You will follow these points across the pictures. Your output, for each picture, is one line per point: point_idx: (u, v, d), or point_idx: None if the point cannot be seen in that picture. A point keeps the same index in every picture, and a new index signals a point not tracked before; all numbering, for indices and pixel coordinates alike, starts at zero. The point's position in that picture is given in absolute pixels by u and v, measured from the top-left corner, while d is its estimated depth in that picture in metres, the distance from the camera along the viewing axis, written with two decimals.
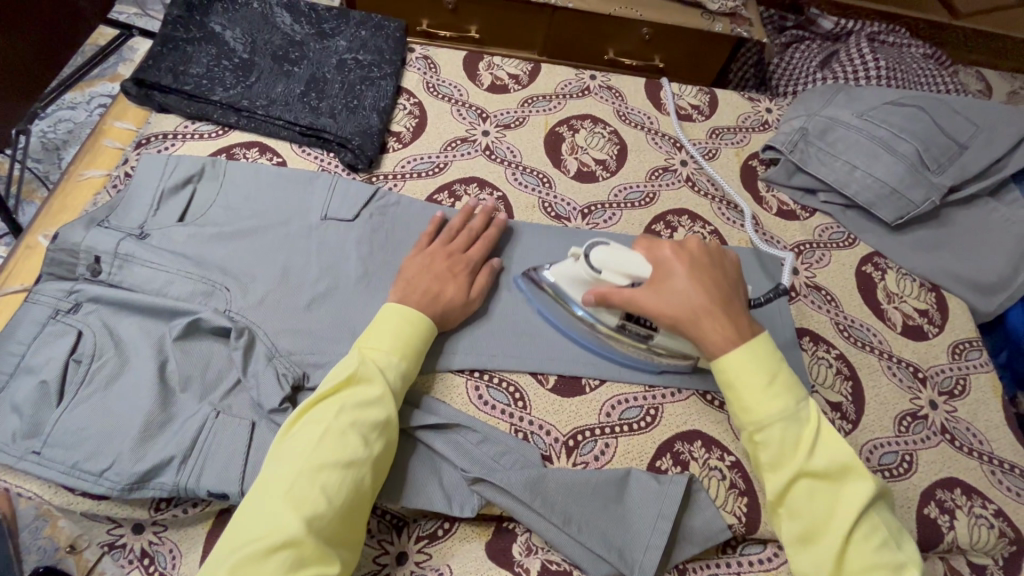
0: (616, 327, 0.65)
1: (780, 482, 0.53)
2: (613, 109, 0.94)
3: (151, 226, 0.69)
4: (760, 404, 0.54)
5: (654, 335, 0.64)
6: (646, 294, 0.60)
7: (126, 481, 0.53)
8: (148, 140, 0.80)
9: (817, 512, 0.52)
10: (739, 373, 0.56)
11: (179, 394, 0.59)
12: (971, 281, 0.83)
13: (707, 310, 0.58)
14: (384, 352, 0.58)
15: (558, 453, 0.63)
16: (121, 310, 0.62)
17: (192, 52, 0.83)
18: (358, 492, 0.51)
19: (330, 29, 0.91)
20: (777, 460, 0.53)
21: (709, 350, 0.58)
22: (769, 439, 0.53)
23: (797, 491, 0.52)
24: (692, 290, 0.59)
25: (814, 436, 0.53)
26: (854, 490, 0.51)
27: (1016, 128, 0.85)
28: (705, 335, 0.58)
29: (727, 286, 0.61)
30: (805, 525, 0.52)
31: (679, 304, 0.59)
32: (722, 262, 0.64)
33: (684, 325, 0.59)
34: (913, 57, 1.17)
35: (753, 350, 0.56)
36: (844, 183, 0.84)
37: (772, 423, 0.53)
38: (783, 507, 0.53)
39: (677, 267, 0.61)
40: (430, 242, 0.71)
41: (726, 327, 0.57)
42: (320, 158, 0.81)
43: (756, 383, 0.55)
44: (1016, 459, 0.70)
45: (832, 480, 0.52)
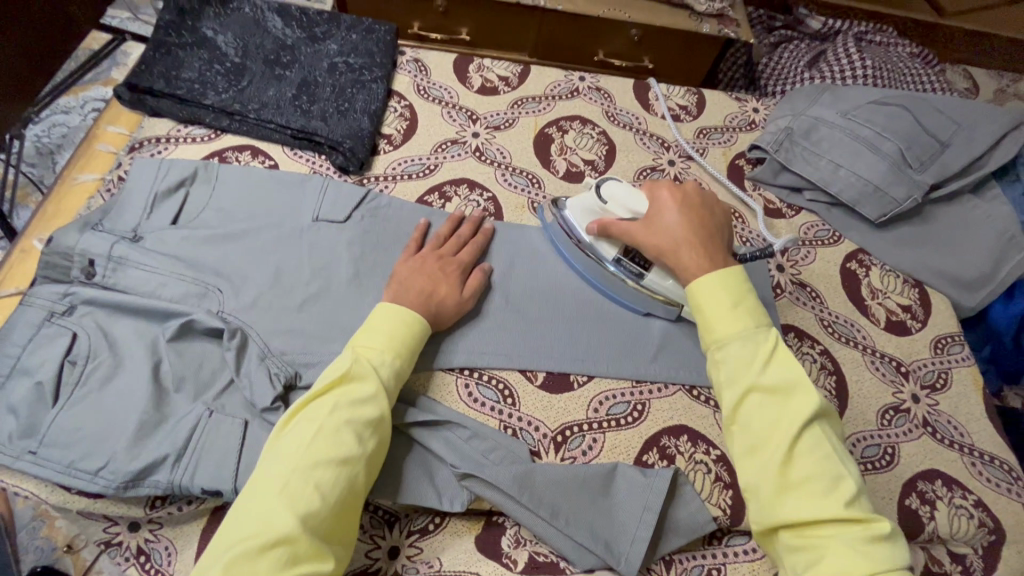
0: (613, 260, 0.71)
1: (733, 395, 0.53)
2: (602, 109, 0.95)
3: (145, 230, 0.70)
4: (721, 322, 0.56)
5: (646, 273, 0.69)
6: (638, 225, 0.67)
7: (122, 480, 0.54)
8: (141, 144, 0.81)
9: (764, 425, 0.51)
10: (706, 296, 0.58)
11: (173, 394, 0.60)
12: (955, 277, 0.85)
13: (688, 240, 0.63)
14: (378, 350, 0.59)
15: (546, 448, 0.64)
16: (115, 312, 0.63)
17: (184, 57, 0.84)
18: (351, 490, 0.52)
19: (321, 33, 0.92)
20: (733, 376, 0.54)
21: (683, 276, 0.62)
22: (727, 357, 0.55)
23: (748, 405, 0.52)
24: (678, 225, 0.64)
25: (770, 355, 0.54)
26: (802, 406, 0.51)
27: (996, 127, 0.87)
28: (681, 262, 0.62)
29: (714, 228, 0.65)
30: (752, 437, 0.52)
31: (664, 235, 0.64)
32: (716, 211, 0.68)
33: (666, 255, 0.64)
34: (899, 57, 1.19)
35: (725, 278, 0.59)
36: (828, 181, 0.85)
37: (731, 339, 0.55)
38: (735, 424, 0.53)
39: (669, 205, 0.66)
40: (417, 251, 0.72)
41: (702, 258, 0.61)
42: (312, 161, 0.82)
43: (719, 303, 0.57)
44: (996, 451, 0.71)
45: (783, 395, 0.52)
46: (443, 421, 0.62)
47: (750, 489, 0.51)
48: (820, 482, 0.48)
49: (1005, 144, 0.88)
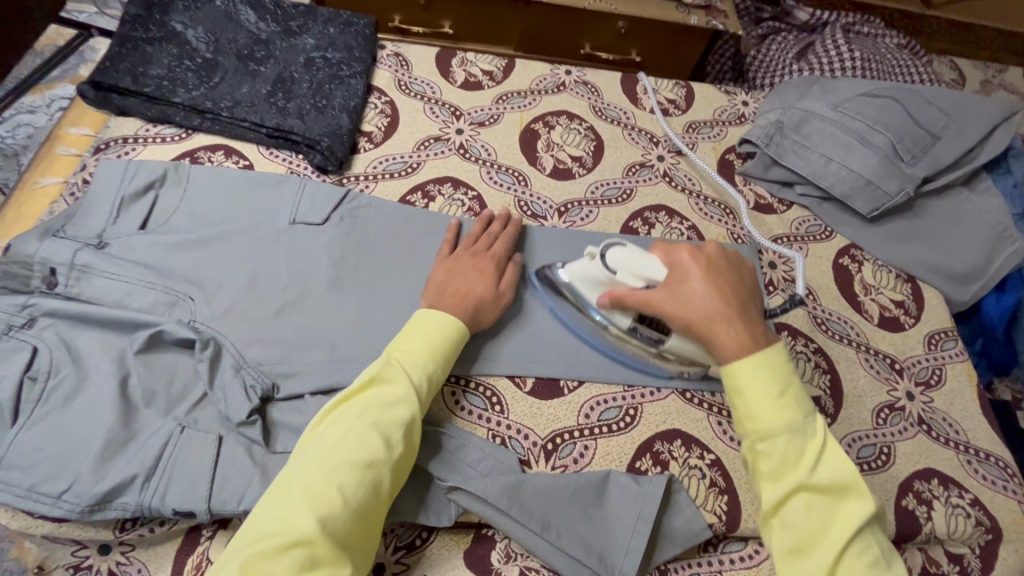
0: (628, 329, 0.63)
1: (777, 491, 0.50)
2: (589, 104, 0.93)
3: (111, 236, 0.66)
4: (767, 413, 0.51)
5: (666, 340, 0.62)
6: (661, 294, 0.58)
7: (88, 502, 0.51)
8: (107, 145, 0.77)
9: (810, 526, 0.49)
10: (750, 382, 0.53)
11: (142, 409, 0.57)
12: (947, 271, 0.83)
13: (723, 314, 0.55)
14: (412, 353, 0.58)
15: (536, 457, 0.62)
16: (78, 324, 0.60)
17: (152, 52, 0.80)
18: (375, 494, 0.50)
19: (297, 27, 0.88)
20: (778, 471, 0.51)
21: (719, 354, 0.55)
22: (771, 449, 0.51)
23: (794, 503, 0.50)
24: (708, 295, 0.56)
25: (819, 451, 0.51)
26: (853, 511, 0.49)
27: (985, 119, 0.86)
28: (717, 339, 0.55)
29: (744, 292, 0.58)
30: (796, 537, 0.49)
31: (695, 309, 0.56)
32: (745, 273, 0.61)
33: (697, 331, 0.56)
34: (887, 48, 1.18)
35: (767, 360, 0.53)
36: (820, 176, 0.84)
37: (778, 433, 0.51)
38: (775, 519, 0.51)
39: (694, 271, 0.58)
40: (451, 251, 0.71)
41: (740, 334, 0.54)
42: (289, 160, 0.79)
43: (766, 393, 0.52)
44: (991, 448, 0.70)
45: (833, 496, 0.50)
46: (433, 431, 0.60)
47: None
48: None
49: (995, 135, 0.87)
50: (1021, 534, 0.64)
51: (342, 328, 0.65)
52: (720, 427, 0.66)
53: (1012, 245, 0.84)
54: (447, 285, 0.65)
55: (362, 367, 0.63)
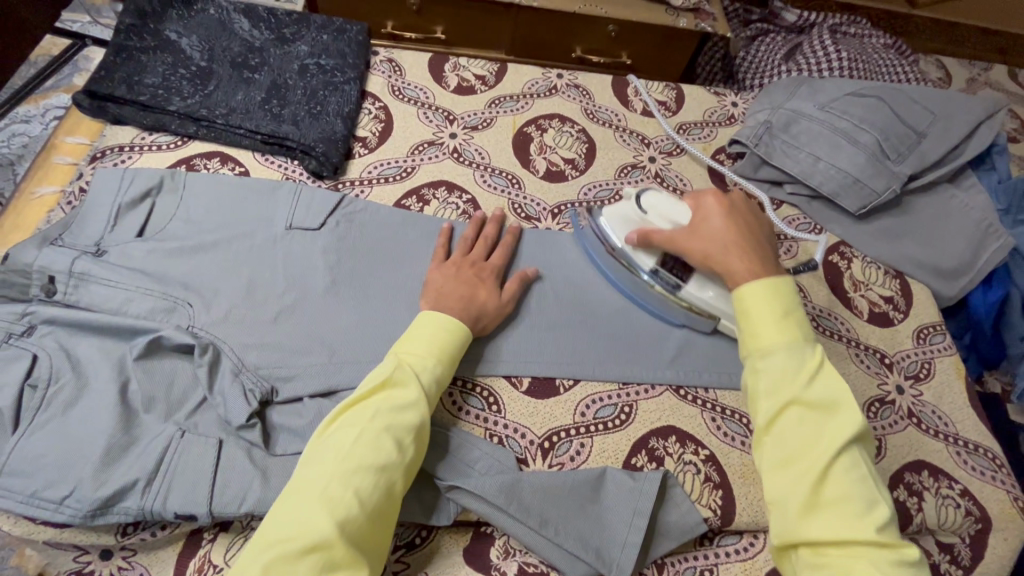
0: (650, 271, 0.71)
1: (771, 406, 0.52)
2: (581, 107, 0.94)
3: (109, 243, 0.67)
4: (768, 332, 0.54)
5: (683, 287, 0.70)
6: (683, 233, 0.66)
7: (89, 508, 0.51)
8: (103, 153, 0.78)
9: (801, 442, 0.50)
10: (754, 304, 0.56)
11: (143, 415, 0.57)
12: (935, 266, 0.85)
13: (737, 246, 0.62)
14: (420, 356, 0.59)
15: (534, 455, 0.63)
16: (78, 331, 0.60)
17: (147, 61, 0.81)
18: (388, 496, 0.51)
19: (291, 34, 0.89)
20: (773, 388, 0.52)
21: (732, 281, 0.60)
22: (770, 366, 0.53)
23: (788, 417, 0.51)
24: (725, 232, 0.64)
25: (816, 369, 0.52)
26: (845, 424, 0.50)
27: (969, 117, 0.88)
28: (729, 268, 0.61)
29: (760, 234, 0.65)
30: (787, 451, 0.50)
31: (712, 242, 0.64)
32: (762, 221, 0.67)
33: (714, 262, 0.63)
34: (874, 48, 1.19)
35: (773, 286, 0.57)
36: (808, 175, 0.85)
37: (777, 350, 0.53)
38: (767, 437, 0.52)
39: (716, 211, 0.66)
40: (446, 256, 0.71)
41: (752, 263, 0.60)
42: (284, 167, 0.80)
43: (769, 315, 0.55)
44: (980, 439, 0.72)
45: (826, 412, 0.51)
46: (433, 432, 0.61)
47: (777, 502, 0.49)
48: (854, 505, 0.47)
49: (979, 133, 0.89)
50: (1010, 523, 0.66)
51: (339, 332, 0.66)
52: (714, 423, 0.67)
53: (998, 239, 0.85)
54: (450, 288, 0.66)
55: (360, 370, 0.63)
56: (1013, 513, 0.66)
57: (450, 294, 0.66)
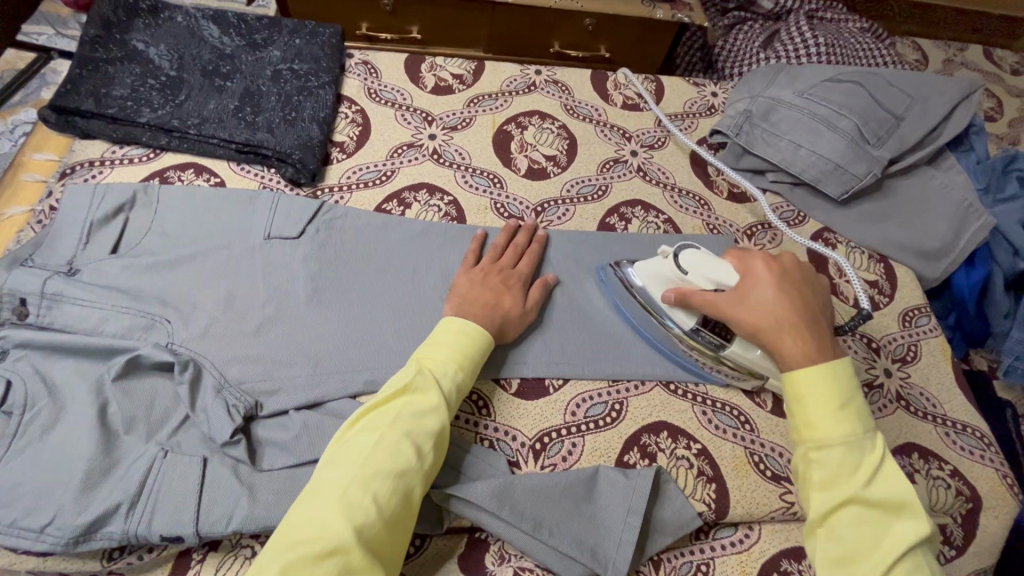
0: (690, 330, 0.65)
1: (827, 501, 0.51)
2: (561, 103, 0.93)
3: (82, 261, 0.65)
4: (826, 424, 0.53)
5: (728, 346, 0.64)
6: (729, 300, 0.61)
7: (71, 535, 0.50)
8: (73, 169, 0.76)
9: (859, 540, 0.49)
10: (812, 391, 0.54)
11: (124, 436, 0.56)
12: (919, 249, 0.85)
13: (791, 324, 0.58)
14: (442, 362, 0.58)
15: (525, 457, 0.62)
16: (54, 353, 0.59)
17: (114, 73, 0.79)
18: (407, 502, 0.51)
19: (262, 39, 0.87)
20: (830, 482, 0.51)
21: (783, 361, 0.57)
22: (826, 460, 0.52)
23: (845, 514, 0.50)
24: (777, 303, 0.59)
25: (876, 466, 0.51)
26: (907, 529, 0.49)
27: (946, 99, 0.89)
28: (782, 348, 0.57)
29: (814, 304, 0.61)
30: (846, 547, 0.49)
31: (764, 316, 0.59)
32: (816, 283, 0.63)
33: (764, 336, 0.59)
34: (850, 33, 1.20)
35: (831, 370, 0.55)
36: (790, 162, 0.85)
37: (836, 445, 0.52)
38: (821, 529, 0.51)
39: (765, 279, 0.61)
40: (474, 263, 0.71)
41: (807, 343, 0.57)
42: (261, 175, 0.78)
43: (828, 405, 0.53)
44: (968, 420, 0.72)
45: (886, 512, 0.50)
46: None
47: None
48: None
49: (955, 114, 0.89)
50: (1000, 502, 0.66)
51: (323, 342, 0.65)
52: (704, 416, 0.67)
53: (979, 219, 0.86)
54: (480, 294, 0.66)
55: (346, 379, 0.63)
56: (1003, 491, 0.67)
57: (482, 300, 0.65)
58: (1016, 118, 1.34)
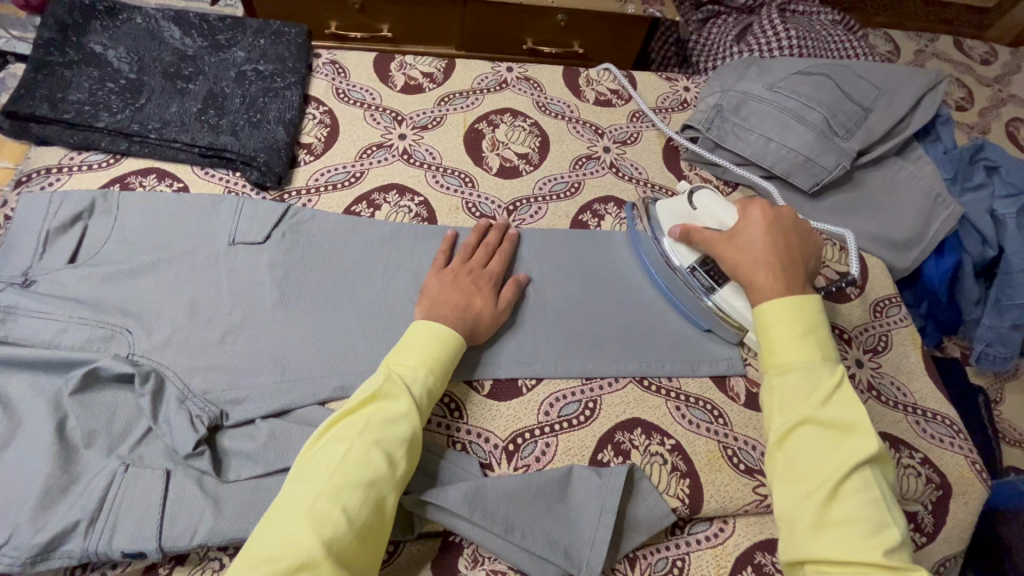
0: (687, 268, 0.71)
1: (785, 422, 0.53)
2: (533, 100, 0.92)
3: (38, 272, 0.63)
4: (788, 349, 0.55)
5: (717, 289, 0.69)
6: (721, 238, 0.66)
7: (27, 555, 0.48)
8: (29, 177, 0.74)
9: (813, 457, 0.51)
10: (777, 321, 0.57)
11: (83, 451, 0.55)
12: (890, 240, 0.86)
13: (768, 262, 0.61)
14: (411, 367, 0.57)
15: (498, 459, 0.62)
16: (8, 368, 0.57)
17: (71, 76, 0.77)
18: (378, 512, 0.50)
19: (226, 40, 0.85)
20: (787, 405, 0.53)
21: (755, 296, 0.60)
22: (785, 382, 0.54)
23: (801, 433, 0.52)
24: (762, 242, 0.63)
25: (832, 388, 0.53)
26: (859, 447, 0.50)
27: (914, 89, 0.89)
28: (755, 281, 0.61)
29: (802, 251, 0.63)
30: (799, 467, 0.51)
31: (747, 253, 0.63)
32: (811, 237, 0.66)
33: (741, 272, 0.63)
34: (822, 25, 1.20)
35: (797, 304, 0.57)
36: (761, 155, 0.85)
37: (795, 368, 0.54)
38: (780, 452, 0.53)
39: (759, 223, 0.64)
40: (446, 264, 0.70)
41: (777, 280, 0.60)
42: (225, 179, 0.77)
43: (790, 332, 0.56)
44: (938, 407, 0.73)
45: (840, 432, 0.51)
46: None
47: (786, 517, 0.50)
48: (863, 526, 0.47)
49: (923, 105, 0.90)
50: (969, 487, 0.67)
51: (290, 348, 0.64)
52: (678, 412, 0.67)
53: (946, 209, 0.87)
54: (452, 297, 0.65)
55: (315, 385, 0.62)
56: (972, 477, 0.68)
57: (452, 303, 0.64)
58: (986, 107, 1.36)
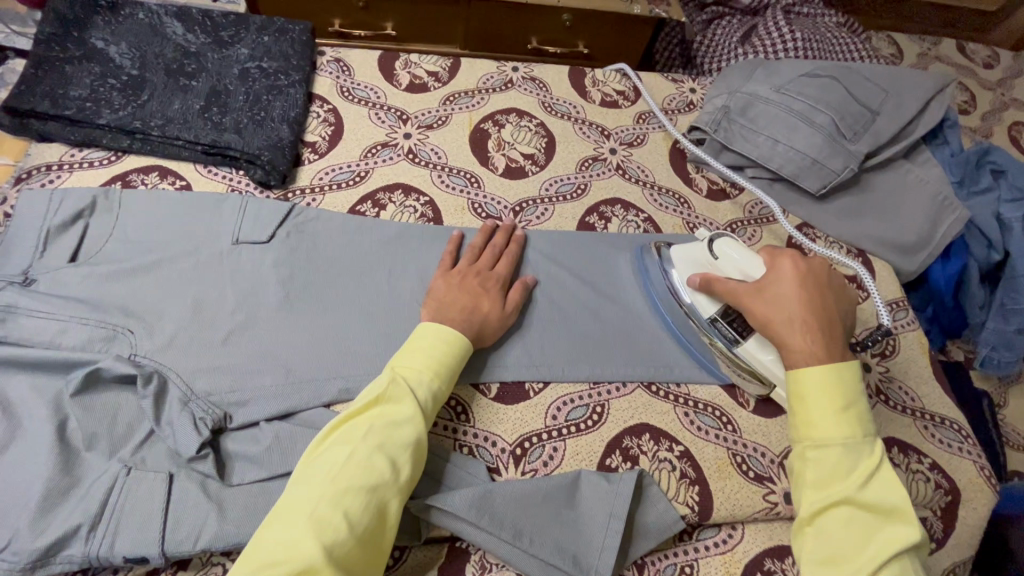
0: (708, 320, 0.68)
1: (819, 500, 0.51)
2: (538, 100, 0.92)
3: (38, 271, 0.62)
4: (827, 424, 0.53)
5: (742, 342, 0.65)
6: (748, 290, 0.62)
7: (27, 560, 0.48)
8: (29, 173, 0.73)
9: (846, 540, 0.49)
10: (816, 391, 0.55)
11: (84, 453, 0.54)
12: (897, 243, 0.85)
13: (804, 322, 0.58)
14: (417, 371, 0.57)
15: (506, 463, 0.61)
16: (8, 368, 0.56)
17: (72, 72, 0.76)
18: (381, 517, 0.49)
19: (229, 37, 0.84)
20: (823, 483, 0.52)
21: (790, 360, 0.57)
22: (822, 458, 0.53)
23: (835, 514, 0.51)
24: (794, 298, 0.59)
25: (871, 470, 0.52)
26: (897, 535, 0.49)
27: (921, 93, 0.89)
28: (790, 344, 0.57)
29: (834, 305, 0.60)
30: (830, 548, 0.50)
31: (779, 309, 0.59)
32: (841, 288, 0.62)
33: (773, 330, 0.59)
34: (827, 27, 1.20)
35: (837, 373, 0.55)
36: (769, 158, 0.85)
37: (833, 444, 0.53)
38: (811, 527, 0.51)
39: (789, 276, 0.60)
40: (452, 265, 0.69)
41: (813, 343, 0.57)
42: (229, 178, 0.76)
43: (830, 405, 0.54)
44: (946, 412, 0.72)
45: (876, 517, 0.50)
46: None
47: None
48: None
49: (930, 108, 0.90)
50: (978, 493, 0.67)
51: (295, 350, 0.63)
52: (686, 417, 0.67)
53: (955, 212, 0.87)
54: (459, 300, 0.64)
55: (320, 387, 0.61)
56: (980, 483, 0.67)
57: (459, 306, 0.64)
58: (989, 111, 1.36)
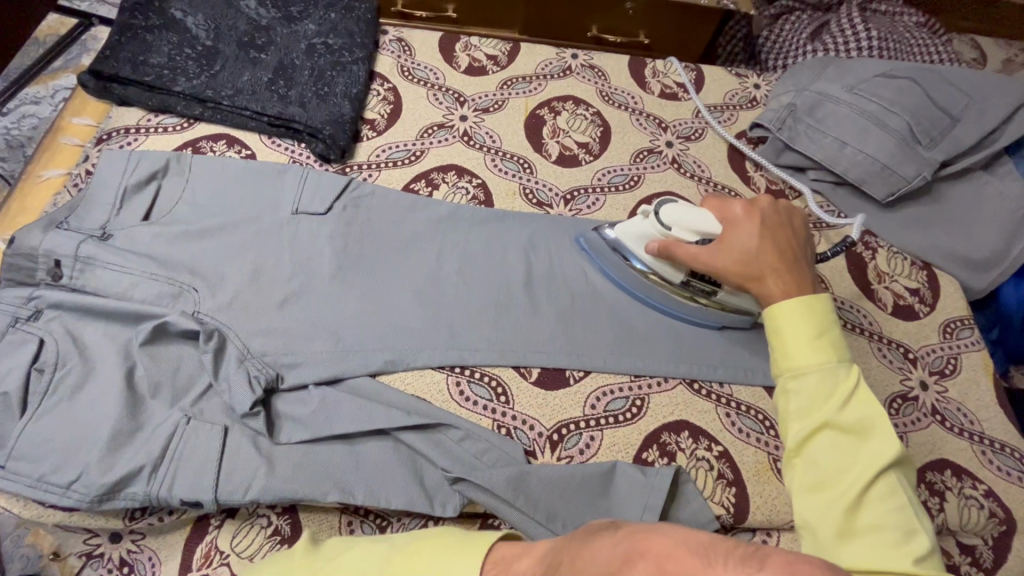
0: (682, 284, 0.68)
1: (802, 430, 0.48)
2: (596, 89, 0.90)
3: (115, 227, 0.66)
4: (801, 350, 0.50)
5: (718, 291, 0.67)
6: (713, 250, 0.60)
7: (96, 493, 0.51)
8: (110, 135, 0.77)
9: (834, 465, 0.46)
10: (789, 319, 0.51)
11: (149, 401, 0.57)
12: (965, 258, 0.81)
13: (774, 267, 0.55)
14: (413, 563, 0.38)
15: (542, 448, 0.62)
16: (84, 315, 0.60)
17: (152, 40, 0.79)
18: None
19: (298, 12, 0.86)
20: (805, 411, 0.48)
21: (763, 300, 0.55)
22: (802, 388, 0.49)
23: (818, 442, 0.47)
24: (758, 249, 0.57)
25: (850, 390, 0.48)
26: (879, 451, 0.46)
27: (1011, 98, 0.83)
28: (764, 292, 0.55)
29: (797, 245, 0.58)
30: (818, 474, 0.47)
31: (744, 261, 0.57)
32: (799, 229, 0.61)
33: (750, 283, 0.57)
34: (905, 26, 1.14)
35: (812, 303, 0.51)
36: (833, 160, 0.81)
37: (810, 370, 0.49)
38: (798, 458, 0.48)
39: (747, 224, 0.59)
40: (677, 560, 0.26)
41: (788, 283, 0.54)
42: (291, 150, 0.79)
43: (805, 330, 0.50)
44: (1007, 439, 0.69)
45: (858, 436, 0.47)
46: (446, 428, 0.60)
47: (807, 526, 0.46)
48: (890, 534, 0.43)
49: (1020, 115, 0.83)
50: None
51: (345, 319, 0.65)
52: (728, 418, 0.65)
53: None
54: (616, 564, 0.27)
55: (367, 357, 0.63)
56: None
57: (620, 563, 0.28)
58: None
